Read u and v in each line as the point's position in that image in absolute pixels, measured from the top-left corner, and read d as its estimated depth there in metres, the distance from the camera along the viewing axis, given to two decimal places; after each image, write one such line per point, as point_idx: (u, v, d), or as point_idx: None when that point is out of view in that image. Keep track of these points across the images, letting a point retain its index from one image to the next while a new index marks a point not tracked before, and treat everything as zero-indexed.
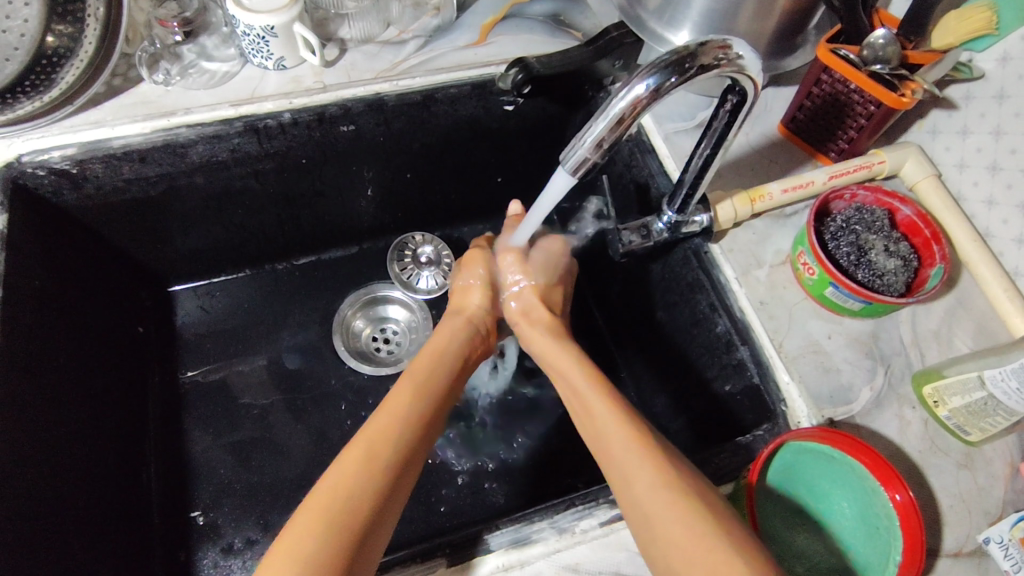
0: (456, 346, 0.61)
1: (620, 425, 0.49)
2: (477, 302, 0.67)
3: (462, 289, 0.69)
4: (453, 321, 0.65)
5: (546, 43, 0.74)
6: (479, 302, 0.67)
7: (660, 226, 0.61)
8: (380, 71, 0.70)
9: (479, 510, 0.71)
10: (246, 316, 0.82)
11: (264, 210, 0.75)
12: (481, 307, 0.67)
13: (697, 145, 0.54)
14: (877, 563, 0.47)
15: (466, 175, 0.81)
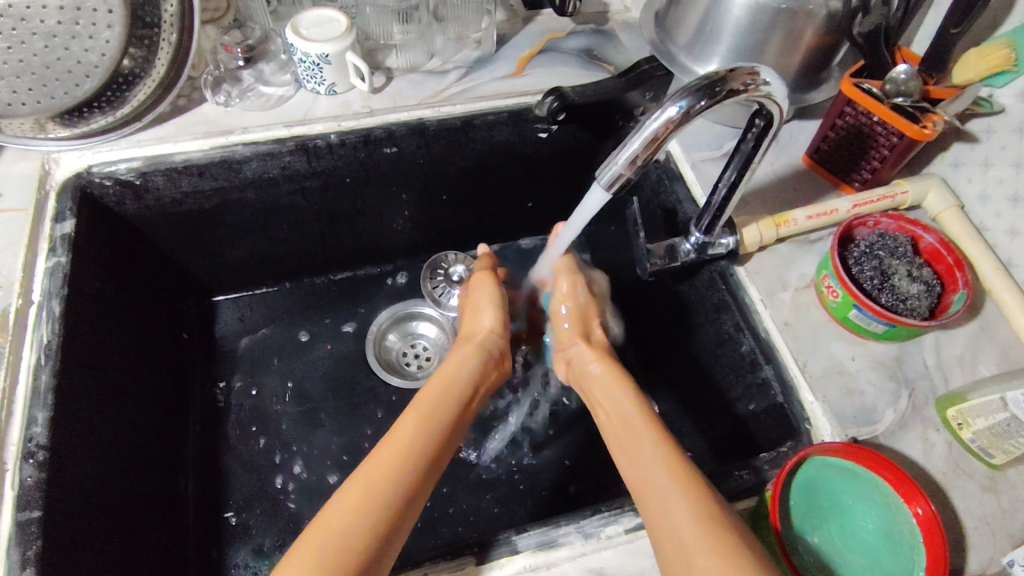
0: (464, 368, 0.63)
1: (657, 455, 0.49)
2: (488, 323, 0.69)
3: (476, 310, 0.71)
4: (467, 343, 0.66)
5: (580, 76, 0.78)
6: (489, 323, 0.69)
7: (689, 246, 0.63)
8: (424, 98, 0.74)
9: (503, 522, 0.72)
10: (284, 327, 0.86)
11: (307, 225, 0.79)
12: (493, 329, 0.69)
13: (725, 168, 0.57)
14: None
15: (499, 199, 0.85)
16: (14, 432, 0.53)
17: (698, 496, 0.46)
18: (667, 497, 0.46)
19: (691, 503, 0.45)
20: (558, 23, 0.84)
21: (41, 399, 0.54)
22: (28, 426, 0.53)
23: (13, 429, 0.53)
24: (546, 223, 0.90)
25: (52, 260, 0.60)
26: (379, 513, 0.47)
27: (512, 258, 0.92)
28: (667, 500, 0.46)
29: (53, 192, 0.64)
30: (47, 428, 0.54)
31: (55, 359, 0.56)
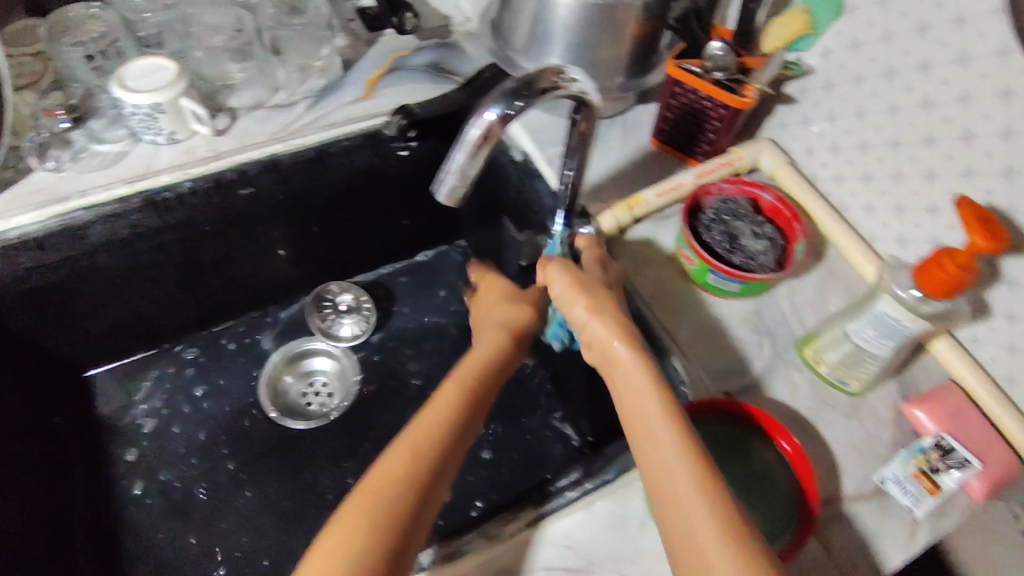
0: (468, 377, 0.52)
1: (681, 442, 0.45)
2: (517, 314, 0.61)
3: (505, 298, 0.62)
4: (487, 337, 0.58)
5: (429, 90, 0.79)
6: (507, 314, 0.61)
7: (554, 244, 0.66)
8: (273, 134, 0.73)
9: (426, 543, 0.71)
10: (169, 390, 0.82)
11: (174, 281, 0.76)
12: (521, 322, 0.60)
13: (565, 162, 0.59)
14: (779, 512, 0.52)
15: (374, 222, 0.84)
16: None
17: (724, 514, 0.40)
18: (683, 500, 0.41)
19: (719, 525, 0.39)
20: (402, 42, 0.84)
21: None
22: None
23: None
24: (427, 239, 0.91)
25: None
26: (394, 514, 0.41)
27: (399, 279, 0.92)
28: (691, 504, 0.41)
29: None
30: None
31: None
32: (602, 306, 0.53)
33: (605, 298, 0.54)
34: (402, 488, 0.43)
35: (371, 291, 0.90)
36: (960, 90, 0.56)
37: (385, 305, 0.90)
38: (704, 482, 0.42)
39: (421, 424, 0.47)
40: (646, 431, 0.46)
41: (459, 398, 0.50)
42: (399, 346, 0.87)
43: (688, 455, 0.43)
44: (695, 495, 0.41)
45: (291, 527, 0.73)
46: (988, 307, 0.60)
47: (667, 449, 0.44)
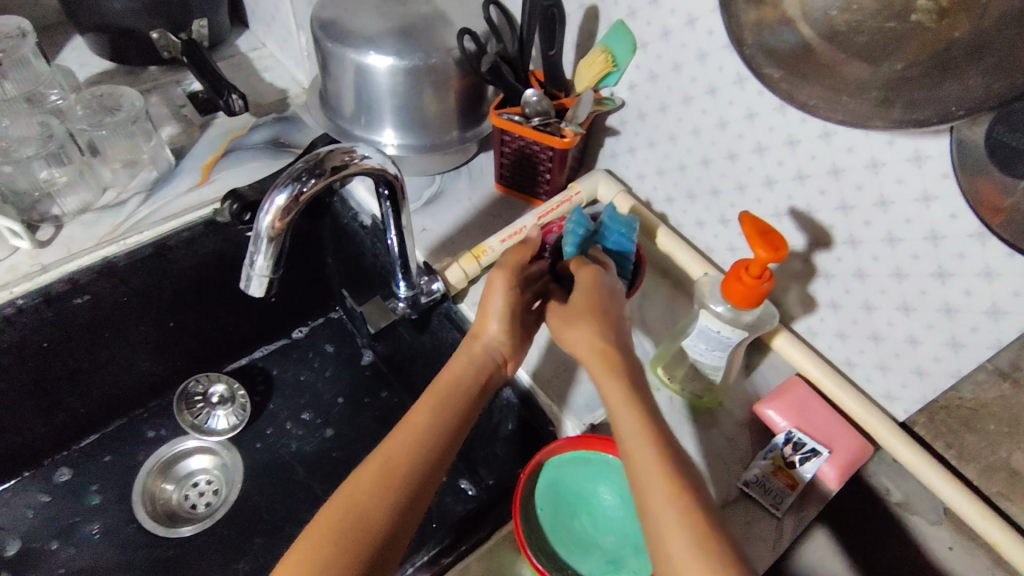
0: (468, 373, 0.54)
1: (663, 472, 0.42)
2: (495, 334, 0.58)
3: (481, 311, 0.59)
4: (459, 355, 0.56)
5: (270, 166, 0.79)
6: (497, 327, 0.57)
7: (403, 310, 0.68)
8: (105, 237, 0.70)
9: None
10: (28, 521, 0.75)
11: (20, 405, 0.71)
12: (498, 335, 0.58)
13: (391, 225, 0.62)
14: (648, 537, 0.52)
15: (238, 305, 0.82)
16: None
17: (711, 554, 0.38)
18: (665, 535, 0.40)
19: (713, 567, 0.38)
20: (238, 121, 0.83)
21: None
22: None
23: None
24: (299, 313, 0.90)
25: None
26: (392, 504, 0.44)
27: (276, 358, 0.90)
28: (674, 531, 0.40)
29: None
30: None
31: None
32: (579, 327, 0.52)
33: (584, 312, 0.53)
34: (390, 492, 0.45)
35: (247, 376, 0.88)
36: (744, 107, 0.60)
37: (264, 387, 0.87)
38: (702, 536, 0.39)
39: (393, 449, 0.47)
40: (633, 457, 0.44)
41: (440, 424, 0.50)
42: (282, 427, 0.84)
43: (659, 460, 0.43)
44: (668, 495, 0.41)
45: None
46: (813, 301, 0.64)
47: (642, 457, 0.43)
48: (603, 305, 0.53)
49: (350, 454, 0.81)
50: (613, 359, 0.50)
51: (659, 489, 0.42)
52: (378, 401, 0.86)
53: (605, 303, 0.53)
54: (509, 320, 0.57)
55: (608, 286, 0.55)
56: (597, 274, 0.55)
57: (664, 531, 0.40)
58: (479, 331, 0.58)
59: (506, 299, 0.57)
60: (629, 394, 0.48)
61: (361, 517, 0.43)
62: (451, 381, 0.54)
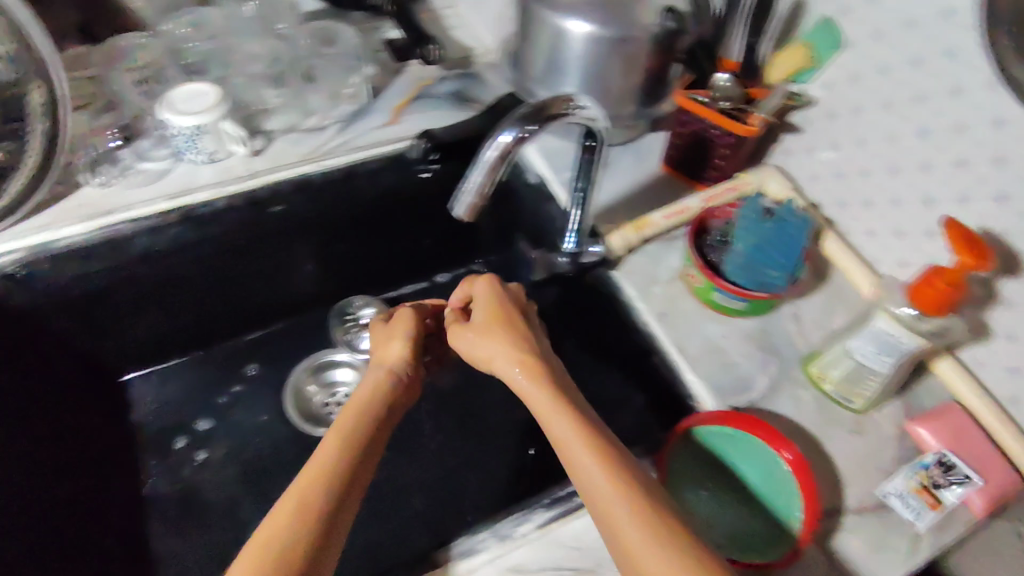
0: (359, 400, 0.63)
1: (604, 474, 0.46)
2: (396, 351, 0.71)
3: (385, 342, 0.73)
4: (365, 384, 0.66)
5: (453, 116, 0.84)
6: (398, 349, 0.71)
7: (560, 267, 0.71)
8: (306, 155, 0.78)
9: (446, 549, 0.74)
10: (197, 395, 0.85)
11: (208, 292, 0.80)
12: (401, 356, 0.71)
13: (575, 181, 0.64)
14: (782, 512, 0.55)
15: (399, 240, 0.88)
16: None
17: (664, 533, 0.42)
18: (620, 515, 0.44)
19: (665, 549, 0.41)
20: (427, 72, 0.89)
21: None
22: None
23: None
24: (448, 258, 0.95)
25: None
26: (321, 497, 0.51)
27: (420, 296, 0.96)
28: (621, 521, 0.44)
29: None
30: None
31: None
32: (499, 337, 0.60)
33: (498, 335, 0.60)
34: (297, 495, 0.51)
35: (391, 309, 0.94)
36: (952, 119, 0.59)
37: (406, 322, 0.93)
38: (652, 519, 0.43)
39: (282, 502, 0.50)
40: (571, 458, 0.48)
41: (339, 459, 0.55)
42: None
43: (603, 463, 0.47)
44: (613, 492, 0.45)
45: None
46: (988, 329, 0.62)
47: (579, 451, 0.48)
48: (506, 320, 0.62)
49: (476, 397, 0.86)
50: (535, 369, 0.56)
51: (605, 486, 0.45)
52: None
53: (506, 307, 0.63)
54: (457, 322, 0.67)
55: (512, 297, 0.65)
56: (493, 283, 0.66)
57: (620, 522, 0.44)
58: (383, 359, 0.70)
59: (402, 335, 0.72)
60: (553, 407, 0.52)
61: (303, 509, 0.50)
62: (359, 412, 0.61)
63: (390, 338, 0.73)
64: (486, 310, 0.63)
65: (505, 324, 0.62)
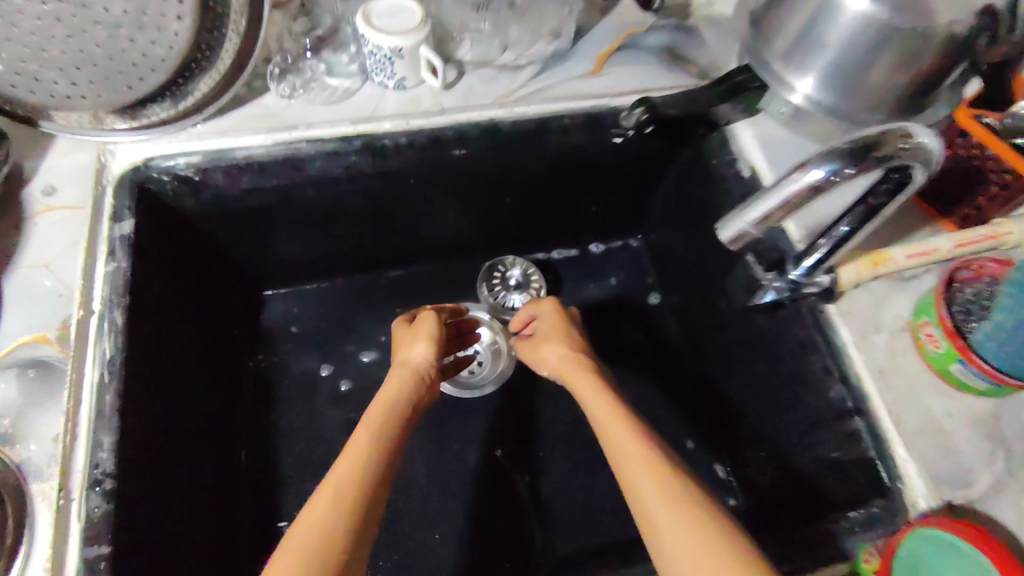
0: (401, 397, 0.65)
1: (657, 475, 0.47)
2: (423, 356, 0.70)
3: (410, 339, 0.72)
4: (390, 383, 0.67)
5: (663, 78, 0.73)
6: (424, 353, 0.70)
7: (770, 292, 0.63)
8: (498, 98, 0.69)
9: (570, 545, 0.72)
10: (331, 322, 0.81)
11: (365, 225, 0.75)
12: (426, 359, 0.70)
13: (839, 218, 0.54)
14: None
15: (568, 203, 0.81)
16: (78, 459, 0.50)
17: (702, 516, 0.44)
18: (658, 505, 0.45)
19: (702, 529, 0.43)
20: (638, 16, 0.77)
21: (107, 420, 0.51)
22: (94, 449, 0.50)
23: (77, 453, 0.50)
24: (609, 230, 0.87)
25: (111, 264, 0.57)
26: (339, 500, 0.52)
27: (570, 264, 0.89)
28: (659, 508, 0.45)
29: (109, 188, 0.60)
30: (114, 453, 0.50)
31: (119, 377, 0.53)
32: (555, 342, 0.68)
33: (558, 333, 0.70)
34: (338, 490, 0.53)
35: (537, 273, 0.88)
36: None
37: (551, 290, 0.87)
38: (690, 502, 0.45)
39: (339, 481, 0.53)
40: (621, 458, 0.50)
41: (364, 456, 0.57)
42: None
43: (639, 445, 0.50)
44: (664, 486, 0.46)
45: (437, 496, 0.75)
46: None
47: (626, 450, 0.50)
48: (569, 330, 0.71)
49: None
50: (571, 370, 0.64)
51: (651, 488, 0.46)
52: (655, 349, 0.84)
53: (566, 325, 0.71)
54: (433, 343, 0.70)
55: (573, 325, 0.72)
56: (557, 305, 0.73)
57: (660, 520, 0.44)
58: (404, 362, 0.70)
59: (426, 338, 0.71)
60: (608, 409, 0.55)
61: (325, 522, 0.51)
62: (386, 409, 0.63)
63: (406, 339, 0.72)
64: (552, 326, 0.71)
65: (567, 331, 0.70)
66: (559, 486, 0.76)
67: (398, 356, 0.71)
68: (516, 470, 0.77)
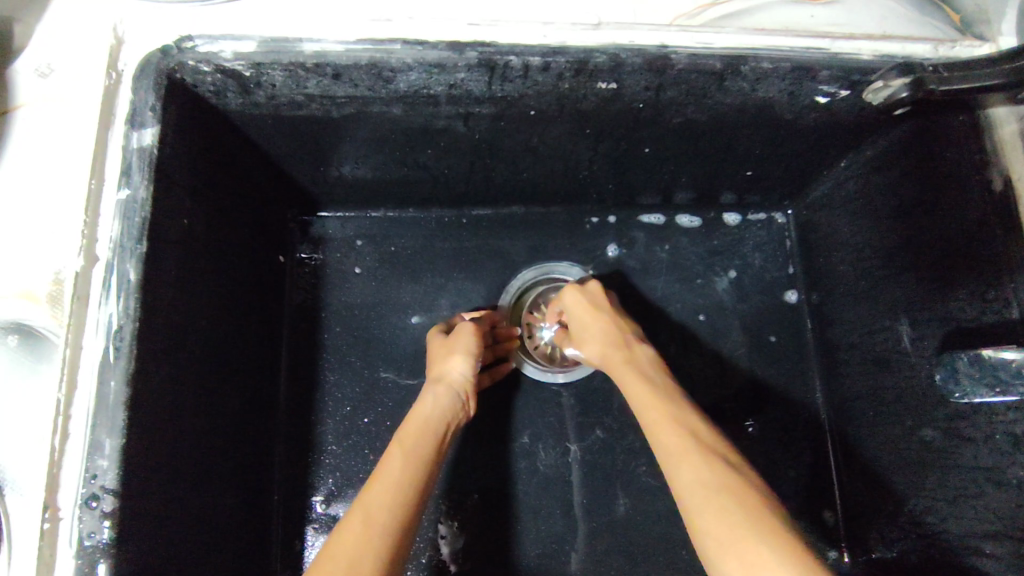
0: (437, 415, 0.52)
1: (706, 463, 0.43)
2: (461, 370, 0.56)
3: (444, 355, 0.57)
4: (426, 401, 0.53)
5: (914, 22, 0.50)
6: (461, 367, 0.56)
7: (1011, 395, 0.46)
8: (681, 17, 0.48)
9: (640, 570, 0.63)
10: (395, 261, 0.66)
11: (458, 156, 0.58)
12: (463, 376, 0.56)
13: None
14: None
15: (719, 163, 0.62)
16: (71, 463, 0.38)
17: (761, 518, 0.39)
18: (723, 513, 0.40)
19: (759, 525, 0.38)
20: None
21: (110, 413, 0.38)
22: (92, 453, 0.38)
23: (69, 459, 0.38)
24: (754, 196, 0.68)
25: (124, 192, 0.41)
26: (373, 530, 0.41)
27: (694, 231, 0.71)
28: (719, 517, 0.39)
29: (127, 77, 0.43)
30: (116, 459, 0.38)
31: (127, 352, 0.39)
32: (594, 333, 0.58)
33: (599, 321, 0.58)
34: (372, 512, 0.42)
35: (650, 239, 0.70)
36: None
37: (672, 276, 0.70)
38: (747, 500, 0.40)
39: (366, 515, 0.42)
40: (676, 465, 0.44)
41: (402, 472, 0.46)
42: (665, 318, 0.69)
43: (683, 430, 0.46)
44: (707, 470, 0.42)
45: (495, 490, 0.64)
46: None
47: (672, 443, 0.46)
48: (609, 322, 0.58)
49: (721, 398, 0.68)
50: (618, 363, 0.55)
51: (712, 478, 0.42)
52: (778, 355, 0.69)
53: (591, 312, 0.59)
54: (473, 359, 0.56)
55: (591, 299, 0.60)
56: (582, 289, 0.60)
57: (698, 506, 0.41)
58: (436, 377, 0.56)
59: (464, 349, 0.57)
60: (652, 391, 0.51)
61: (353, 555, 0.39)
62: (420, 421, 0.51)
63: (442, 350, 0.58)
64: (582, 315, 0.59)
65: (606, 316, 0.58)
66: (635, 502, 0.65)
67: (432, 372, 0.57)
68: (587, 475, 0.65)
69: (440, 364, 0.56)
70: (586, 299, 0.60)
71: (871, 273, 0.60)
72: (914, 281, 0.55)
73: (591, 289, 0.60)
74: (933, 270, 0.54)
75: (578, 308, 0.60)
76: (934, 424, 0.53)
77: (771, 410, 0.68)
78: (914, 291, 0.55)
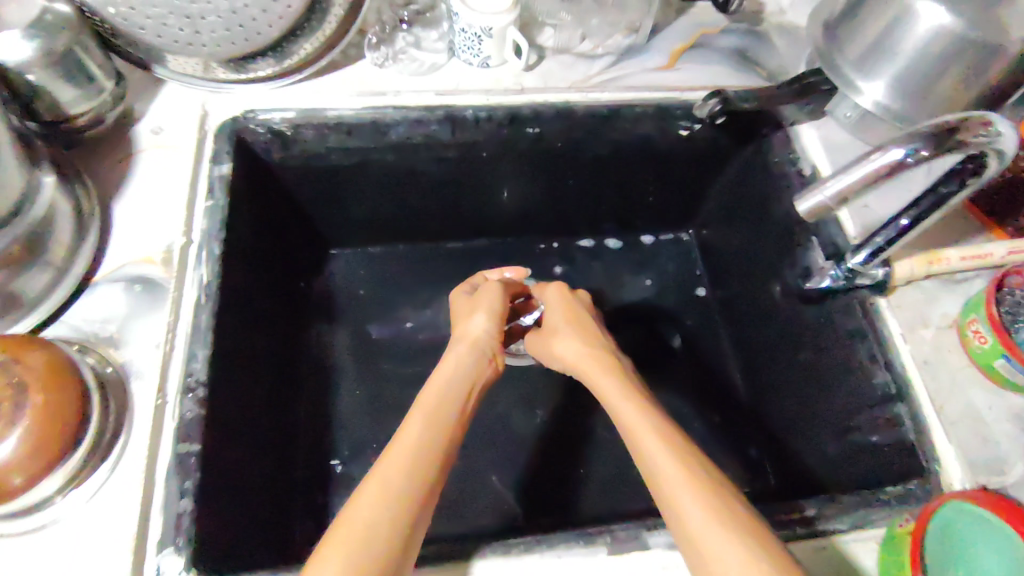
0: (462, 372, 0.59)
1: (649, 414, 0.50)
2: (482, 325, 0.66)
3: (469, 315, 0.68)
4: (447, 363, 0.59)
5: (733, 78, 0.75)
6: (481, 324, 0.66)
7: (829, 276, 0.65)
8: (575, 82, 0.73)
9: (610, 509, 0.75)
10: (391, 285, 0.86)
11: (435, 194, 0.79)
12: (486, 332, 0.65)
13: (942, 177, 0.48)
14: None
15: (628, 192, 0.85)
16: (174, 366, 0.55)
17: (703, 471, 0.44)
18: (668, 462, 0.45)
19: (701, 477, 0.44)
20: (713, 18, 0.80)
21: (202, 335, 0.55)
22: (190, 360, 0.54)
23: (173, 362, 0.55)
24: (660, 220, 0.91)
25: (209, 202, 0.61)
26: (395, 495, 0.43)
27: (621, 251, 0.92)
28: (670, 474, 0.44)
29: (209, 133, 0.65)
30: (206, 364, 0.55)
31: (212, 299, 0.57)
32: (564, 334, 0.66)
33: (570, 323, 0.67)
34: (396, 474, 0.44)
35: (587, 259, 0.91)
36: None
37: (608, 286, 0.90)
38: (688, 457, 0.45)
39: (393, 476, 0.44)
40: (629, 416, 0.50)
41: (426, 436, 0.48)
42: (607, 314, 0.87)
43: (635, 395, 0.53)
44: (657, 430, 0.48)
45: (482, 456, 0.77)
46: None
47: (622, 405, 0.52)
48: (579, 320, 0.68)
49: (659, 372, 0.84)
50: (586, 366, 0.60)
51: (651, 426, 0.48)
52: (698, 337, 0.87)
53: (561, 308, 0.70)
54: (491, 316, 0.67)
55: (558, 295, 0.73)
56: (563, 288, 0.74)
57: (648, 446, 0.47)
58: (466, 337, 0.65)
59: (487, 306, 0.69)
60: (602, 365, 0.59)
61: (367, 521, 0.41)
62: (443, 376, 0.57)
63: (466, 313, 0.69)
64: (558, 306, 0.71)
65: (577, 313, 0.69)
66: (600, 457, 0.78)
67: (455, 328, 0.68)
68: None
69: (464, 322, 0.66)
70: (557, 296, 0.73)
71: (749, 254, 0.81)
72: (774, 250, 0.75)
73: (556, 287, 0.74)
74: (783, 237, 0.74)
75: (553, 305, 0.71)
76: (807, 344, 0.71)
77: (699, 381, 0.84)
78: (776, 256, 0.75)
